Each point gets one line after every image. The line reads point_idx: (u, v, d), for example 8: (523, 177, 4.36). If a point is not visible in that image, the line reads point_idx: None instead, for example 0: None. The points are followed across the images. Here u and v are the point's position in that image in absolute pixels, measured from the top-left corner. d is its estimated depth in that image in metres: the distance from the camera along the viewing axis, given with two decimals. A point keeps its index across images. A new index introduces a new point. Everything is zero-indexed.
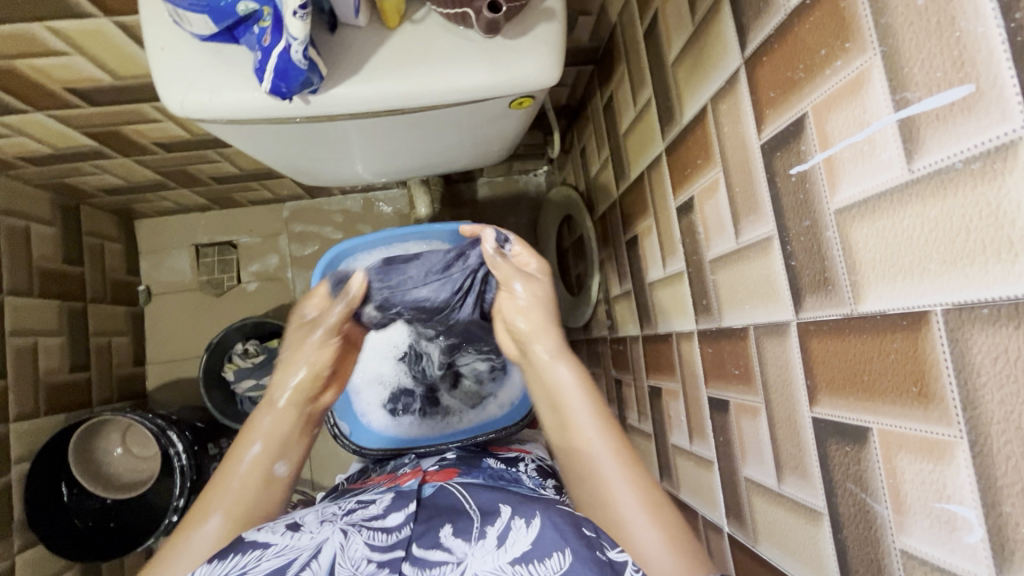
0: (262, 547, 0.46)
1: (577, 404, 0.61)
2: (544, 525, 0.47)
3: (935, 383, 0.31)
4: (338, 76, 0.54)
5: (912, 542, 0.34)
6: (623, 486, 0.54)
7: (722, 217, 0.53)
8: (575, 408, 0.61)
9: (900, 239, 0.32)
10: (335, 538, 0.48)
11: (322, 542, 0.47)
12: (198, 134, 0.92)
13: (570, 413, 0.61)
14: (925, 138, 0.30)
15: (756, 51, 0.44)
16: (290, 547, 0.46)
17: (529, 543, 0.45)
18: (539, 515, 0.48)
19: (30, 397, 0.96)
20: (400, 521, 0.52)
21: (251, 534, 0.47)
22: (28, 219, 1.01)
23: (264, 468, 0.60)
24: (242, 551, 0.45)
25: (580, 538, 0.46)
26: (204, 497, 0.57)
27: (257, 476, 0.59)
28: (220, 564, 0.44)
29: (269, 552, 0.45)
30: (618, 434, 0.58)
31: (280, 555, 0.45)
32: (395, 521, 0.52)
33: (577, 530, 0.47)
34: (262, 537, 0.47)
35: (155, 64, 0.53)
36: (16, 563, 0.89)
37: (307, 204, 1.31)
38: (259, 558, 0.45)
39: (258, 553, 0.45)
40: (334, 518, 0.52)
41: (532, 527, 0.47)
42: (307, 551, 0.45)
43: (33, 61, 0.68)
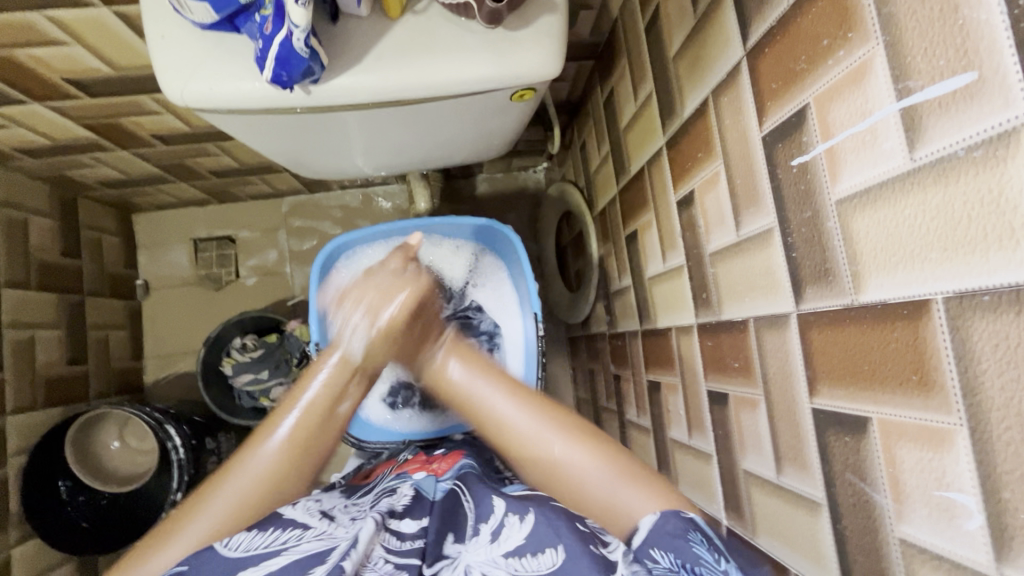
0: (301, 527, 0.47)
1: (483, 392, 0.58)
2: (538, 520, 0.46)
3: (935, 372, 0.31)
4: (339, 67, 0.54)
5: (911, 530, 0.34)
6: (553, 437, 0.54)
7: (723, 209, 0.53)
8: (481, 399, 0.58)
9: (901, 228, 0.33)
10: (366, 527, 0.46)
11: (357, 532, 0.46)
12: (197, 126, 0.91)
13: (483, 405, 0.57)
14: (927, 126, 0.30)
15: (758, 43, 0.45)
16: (329, 533, 0.46)
17: (523, 537, 0.45)
18: (534, 510, 0.47)
19: (27, 390, 0.96)
20: (415, 530, 0.49)
21: (287, 512, 0.48)
22: (26, 212, 1.01)
23: (326, 403, 0.56)
24: (281, 527, 0.46)
25: (575, 532, 0.45)
26: (233, 458, 0.53)
27: (317, 411, 0.56)
28: (260, 534, 0.46)
29: (307, 534, 0.46)
30: (519, 385, 0.59)
31: (319, 539, 0.45)
32: (412, 526, 0.49)
33: (572, 525, 0.45)
34: (298, 517, 0.48)
35: (156, 53, 0.53)
36: (12, 556, 0.88)
37: (306, 198, 1.31)
38: (299, 537, 0.45)
39: (298, 533, 0.46)
40: (362, 512, 0.52)
41: (527, 522, 0.46)
42: (343, 541, 0.45)
43: (33, 51, 0.68)
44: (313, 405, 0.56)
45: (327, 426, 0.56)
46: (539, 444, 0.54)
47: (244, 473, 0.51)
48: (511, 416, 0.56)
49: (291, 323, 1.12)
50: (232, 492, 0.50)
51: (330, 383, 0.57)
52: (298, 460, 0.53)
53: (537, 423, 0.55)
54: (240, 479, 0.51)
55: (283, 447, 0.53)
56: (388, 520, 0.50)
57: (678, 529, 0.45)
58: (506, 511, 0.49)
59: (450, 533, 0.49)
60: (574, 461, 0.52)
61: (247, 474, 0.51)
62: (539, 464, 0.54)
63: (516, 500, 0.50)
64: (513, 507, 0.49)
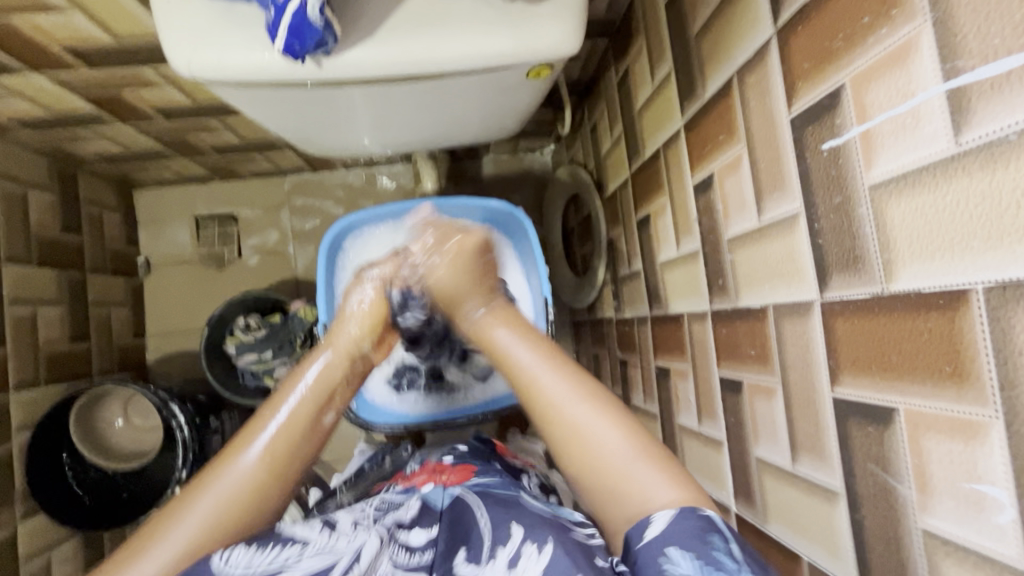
0: (301, 543, 0.48)
1: (516, 348, 0.57)
2: (556, 551, 0.44)
3: (971, 362, 0.30)
4: (353, 39, 0.52)
5: (936, 521, 0.34)
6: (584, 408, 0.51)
7: (744, 194, 0.52)
8: (517, 356, 0.57)
9: (941, 215, 0.32)
10: (372, 541, 0.48)
11: (360, 547, 0.47)
12: (200, 100, 0.89)
13: (513, 360, 0.57)
14: (976, 110, 0.29)
15: (790, 21, 0.43)
16: (329, 547, 0.47)
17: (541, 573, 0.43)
18: (551, 541, 0.45)
19: (29, 366, 0.95)
20: (424, 542, 0.51)
21: (287, 529, 0.49)
22: (25, 185, 0.99)
23: (309, 413, 0.56)
24: (281, 543, 0.47)
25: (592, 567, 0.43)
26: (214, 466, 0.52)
27: (300, 421, 0.55)
28: (260, 552, 0.46)
29: (308, 550, 0.47)
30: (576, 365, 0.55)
31: (319, 555, 0.47)
32: (419, 540, 0.52)
33: (590, 558, 0.44)
34: (298, 532, 0.49)
35: (161, 21, 0.51)
36: (18, 531, 0.88)
37: (308, 177, 1.29)
38: (299, 554, 0.46)
39: (298, 548, 0.47)
40: (367, 521, 0.53)
41: (544, 553, 0.44)
42: (345, 555, 0.46)
43: (32, 17, 0.65)
44: (297, 413, 0.55)
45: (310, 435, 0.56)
46: (558, 404, 0.52)
47: (226, 477, 0.51)
48: (540, 374, 0.54)
49: (295, 303, 1.11)
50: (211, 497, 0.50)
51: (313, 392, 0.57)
52: (276, 471, 0.52)
53: (564, 385, 0.53)
54: (221, 483, 0.51)
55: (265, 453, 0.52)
56: (396, 533, 0.52)
57: (703, 527, 0.40)
58: (523, 539, 0.47)
59: (462, 548, 0.49)
60: (589, 422, 0.50)
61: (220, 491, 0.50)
62: (567, 433, 0.50)
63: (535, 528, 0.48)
64: (532, 535, 0.47)
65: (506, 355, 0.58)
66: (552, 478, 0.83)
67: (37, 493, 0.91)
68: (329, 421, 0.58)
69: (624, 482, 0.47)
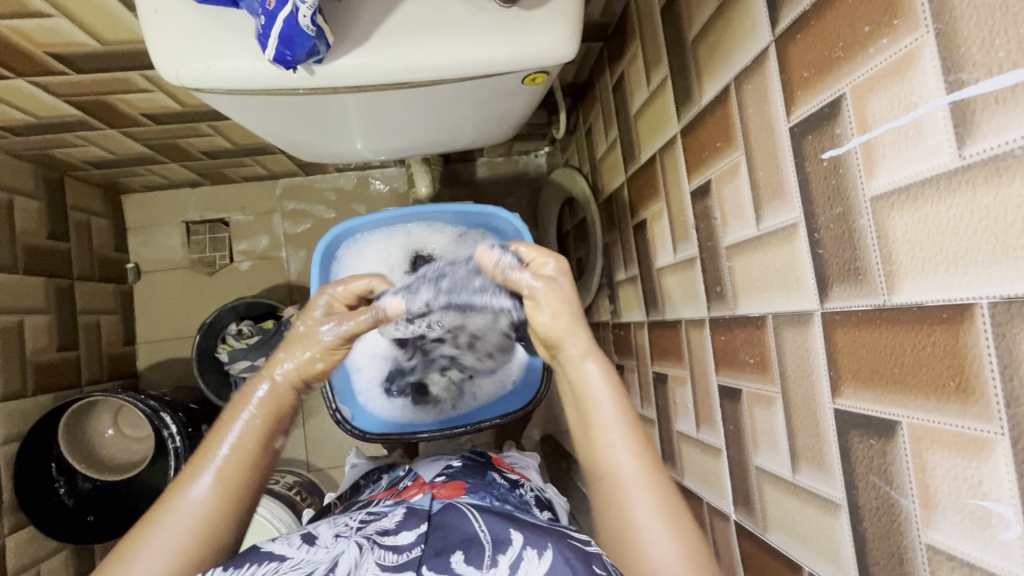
0: (278, 560, 0.47)
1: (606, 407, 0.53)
2: (556, 556, 0.45)
3: (976, 379, 0.30)
4: (345, 45, 0.51)
5: (939, 536, 0.34)
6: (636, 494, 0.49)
7: (742, 201, 0.51)
8: (600, 407, 0.53)
9: (945, 228, 0.31)
10: (350, 552, 0.48)
11: (338, 557, 0.47)
12: (189, 105, 0.88)
13: (597, 419, 0.53)
14: (980, 123, 0.29)
15: (788, 29, 0.43)
16: (307, 560, 0.47)
17: None
18: (551, 547, 0.46)
19: (17, 376, 0.94)
20: (412, 541, 0.51)
21: (266, 546, 0.49)
22: (11, 192, 0.97)
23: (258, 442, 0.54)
24: (258, 561, 0.46)
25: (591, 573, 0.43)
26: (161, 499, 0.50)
27: (247, 446, 0.53)
28: (237, 572, 0.45)
29: (285, 565, 0.46)
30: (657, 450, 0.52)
31: (296, 568, 0.46)
32: (406, 540, 0.51)
33: (587, 566, 0.44)
34: (277, 549, 0.48)
35: (148, 28, 0.50)
36: (6, 545, 0.87)
37: (300, 181, 1.27)
38: (276, 569, 0.45)
39: (275, 564, 0.46)
40: (348, 532, 0.53)
41: (544, 558, 0.45)
42: (322, 565, 0.46)
43: (15, 22, 0.64)
44: (256, 432, 0.54)
45: (261, 458, 0.53)
46: (610, 446, 0.52)
47: (168, 527, 0.48)
48: (616, 454, 0.51)
49: (289, 309, 1.10)
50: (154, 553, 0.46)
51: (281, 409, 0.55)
52: (229, 503, 0.50)
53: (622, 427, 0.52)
54: (175, 520, 0.48)
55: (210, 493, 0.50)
56: (381, 539, 0.51)
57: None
58: (523, 544, 0.48)
59: (459, 551, 0.48)
60: (629, 474, 0.50)
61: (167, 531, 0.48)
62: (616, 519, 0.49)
63: (536, 535, 0.48)
64: (533, 543, 0.47)
65: (590, 411, 0.54)
66: (547, 491, 0.82)
67: (24, 506, 0.89)
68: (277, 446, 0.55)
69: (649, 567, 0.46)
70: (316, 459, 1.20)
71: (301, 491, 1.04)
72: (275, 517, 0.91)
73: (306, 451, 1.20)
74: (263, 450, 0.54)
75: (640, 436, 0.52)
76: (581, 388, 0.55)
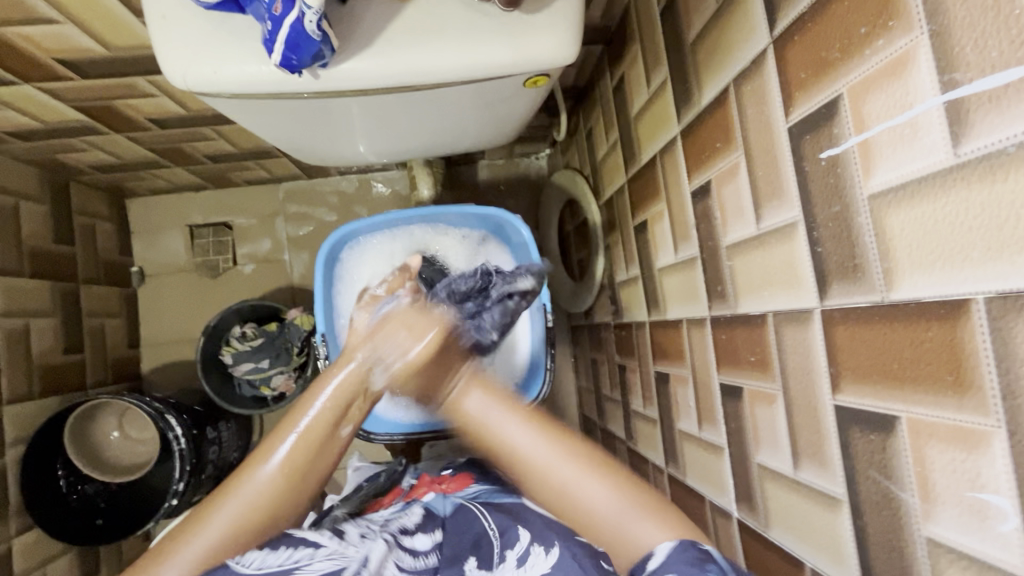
0: (313, 546, 0.51)
1: (497, 415, 0.58)
2: (563, 552, 0.49)
3: (973, 373, 0.31)
4: (349, 50, 0.52)
5: (939, 529, 0.34)
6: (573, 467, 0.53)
7: (742, 201, 0.52)
8: (501, 430, 0.57)
9: (941, 224, 0.32)
10: (378, 549, 0.51)
11: (368, 553, 0.50)
12: (193, 109, 0.88)
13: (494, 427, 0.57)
14: (974, 121, 0.29)
15: (786, 31, 0.43)
16: (339, 552, 0.50)
17: (549, 566, 0.48)
18: (558, 545, 0.50)
19: (23, 379, 0.94)
20: (429, 547, 0.55)
21: (299, 532, 0.53)
22: (17, 196, 0.98)
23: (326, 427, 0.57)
24: (293, 546, 0.51)
25: (588, 551, 0.49)
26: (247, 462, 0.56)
27: (317, 431, 0.57)
28: (273, 553, 0.50)
29: (320, 554, 0.50)
30: (555, 423, 0.57)
31: (330, 558, 0.50)
32: (423, 545, 0.55)
33: (595, 563, 0.48)
34: (311, 537, 0.52)
35: (156, 33, 0.51)
36: (13, 546, 0.87)
37: (302, 184, 1.28)
38: (311, 556, 0.50)
39: (310, 551, 0.50)
40: (372, 530, 0.55)
41: (551, 553, 0.49)
42: (354, 561, 0.49)
43: (23, 29, 0.65)
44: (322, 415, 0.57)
45: (327, 446, 0.57)
46: (526, 456, 0.55)
47: (239, 498, 0.53)
48: (527, 443, 0.55)
49: (291, 312, 1.11)
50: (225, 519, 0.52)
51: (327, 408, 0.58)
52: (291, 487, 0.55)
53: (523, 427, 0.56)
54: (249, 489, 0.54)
55: (276, 475, 0.54)
56: (401, 538, 0.55)
57: (697, 556, 0.43)
58: (531, 540, 0.52)
59: (473, 559, 0.53)
60: (548, 461, 0.54)
61: (242, 500, 0.53)
62: (557, 492, 0.53)
63: (541, 531, 0.53)
64: (538, 537, 0.52)
65: (491, 441, 0.57)
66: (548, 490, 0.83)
67: (32, 509, 0.90)
68: (346, 433, 0.59)
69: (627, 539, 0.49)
70: None
71: None
72: None
73: None
74: (330, 438, 0.58)
75: (522, 408, 0.58)
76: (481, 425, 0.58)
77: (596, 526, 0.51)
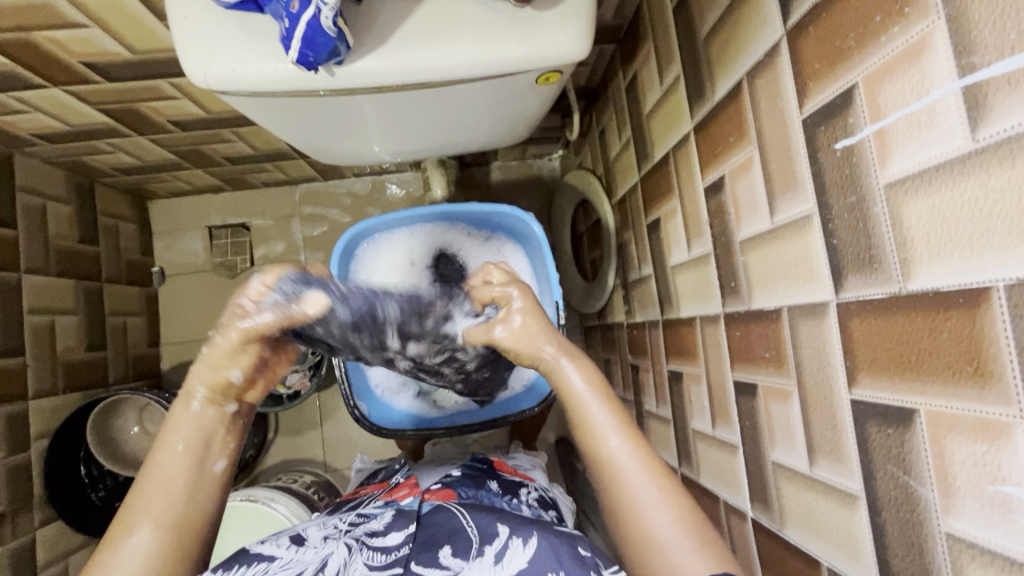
0: (267, 561, 0.50)
1: (593, 405, 0.50)
2: (540, 545, 0.49)
3: (993, 362, 0.30)
4: (364, 47, 0.53)
5: (959, 524, 0.33)
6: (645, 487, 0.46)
7: (756, 195, 0.51)
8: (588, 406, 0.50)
9: (958, 212, 0.32)
10: (340, 553, 0.51)
11: (327, 557, 0.50)
12: (213, 110, 0.90)
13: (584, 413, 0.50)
14: (993, 106, 0.29)
15: (800, 23, 0.43)
16: (296, 560, 0.50)
17: (526, 562, 0.48)
18: (536, 535, 0.50)
19: (48, 374, 0.97)
20: (400, 541, 0.52)
21: (255, 548, 0.52)
22: (44, 197, 1.01)
23: (190, 465, 0.49)
24: (247, 563, 0.50)
25: (574, 557, 0.48)
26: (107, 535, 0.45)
27: (181, 475, 0.48)
28: (225, 574, 0.48)
29: (274, 565, 0.49)
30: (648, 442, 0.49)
31: (286, 568, 0.49)
32: (395, 540, 0.53)
33: (572, 552, 0.48)
34: (267, 550, 0.52)
35: (179, 34, 0.52)
36: (35, 538, 0.90)
37: (318, 186, 1.30)
38: (265, 569, 0.49)
39: (264, 565, 0.50)
40: (337, 534, 0.55)
41: (529, 546, 0.49)
42: (312, 565, 0.49)
43: (52, 33, 0.67)
44: (181, 464, 0.48)
45: (196, 493, 0.48)
46: (601, 434, 0.49)
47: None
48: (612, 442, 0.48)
49: None
50: None
51: (193, 437, 0.50)
52: (174, 540, 0.46)
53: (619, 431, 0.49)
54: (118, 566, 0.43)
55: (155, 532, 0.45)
56: (370, 539, 0.53)
57: None
58: (509, 534, 0.51)
59: (447, 546, 0.51)
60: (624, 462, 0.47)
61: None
62: (624, 512, 0.46)
63: (520, 525, 0.52)
64: (518, 532, 0.51)
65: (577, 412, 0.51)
66: (552, 490, 0.83)
67: (55, 502, 0.93)
68: (220, 469, 0.50)
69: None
70: (334, 459, 1.22)
71: (318, 490, 1.06)
72: (292, 512, 0.92)
73: (324, 451, 1.22)
74: (197, 482, 0.49)
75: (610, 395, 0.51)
76: (570, 400, 0.51)
77: (639, 538, 0.45)
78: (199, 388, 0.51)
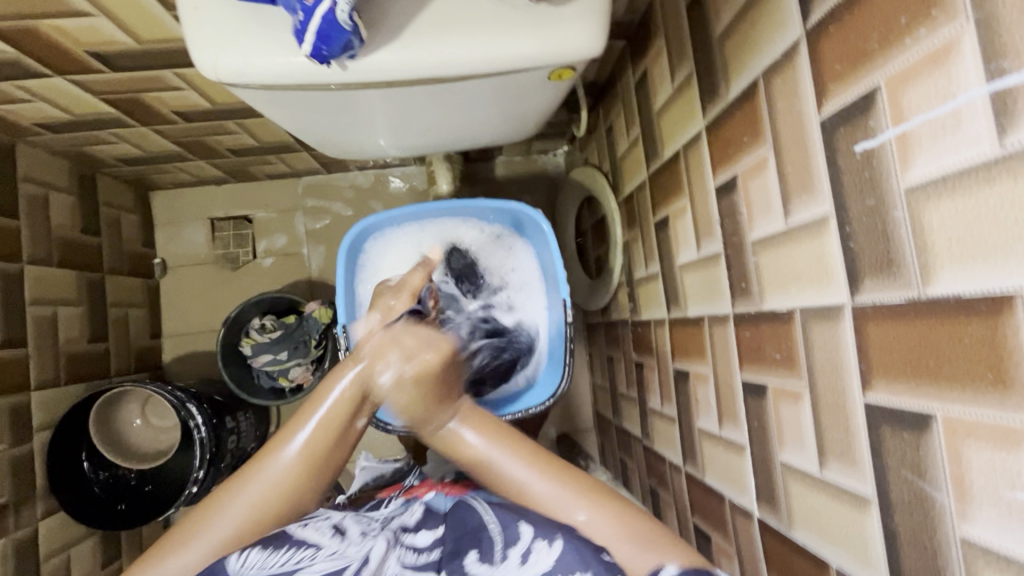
0: (314, 547, 0.52)
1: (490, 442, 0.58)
2: (567, 546, 0.49)
3: (1015, 369, 0.30)
4: (377, 41, 0.52)
5: (976, 530, 0.33)
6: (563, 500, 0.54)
7: (770, 196, 0.51)
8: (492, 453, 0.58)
9: (982, 217, 0.31)
10: (379, 547, 0.53)
11: (369, 552, 0.52)
12: (218, 102, 0.90)
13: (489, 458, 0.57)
14: (1022, 111, 0.29)
15: (820, 23, 0.43)
16: (340, 553, 0.53)
17: (550, 565, 0.49)
18: (562, 538, 0.50)
19: (50, 365, 0.96)
20: (429, 544, 0.56)
21: (298, 531, 0.54)
22: (47, 187, 1.00)
23: (343, 420, 0.57)
24: (295, 546, 0.52)
25: (599, 562, 0.47)
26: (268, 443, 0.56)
27: (333, 426, 0.56)
28: (276, 553, 0.51)
29: (321, 554, 0.52)
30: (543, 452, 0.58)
31: (332, 559, 0.52)
32: (424, 543, 0.57)
33: (599, 556, 0.48)
34: (310, 535, 0.53)
35: (188, 25, 0.52)
36: (39, 529, 0.90)
37: (321, 179, 1.29)
38: (313, 556, 0.52)
39: (312, 551, 0.52)
40: (373, 530, 0.58)
41: (554, 547, 0.50)
42: (356, 560, 0.52)
43: (57, 22, 0.66)
44: (337, 412, 0.57)
45: (342, 443, 0.57)
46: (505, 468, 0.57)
47: (259, 481, 0.54)
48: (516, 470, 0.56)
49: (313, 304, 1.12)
50: (244, 501, 0.53)
51: (358, 387, 0.58)
52: (309, 479, 0.55)
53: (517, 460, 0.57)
54: (262, 482, 0.54)
55: (295, 466, 0.54)
56: (401, 537, 0.57)
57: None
58: (533, 536, 0.52)
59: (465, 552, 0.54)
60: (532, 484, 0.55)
61: (261, 483, 0.53)
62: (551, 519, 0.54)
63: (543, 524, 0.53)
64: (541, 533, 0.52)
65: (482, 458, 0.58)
66: None
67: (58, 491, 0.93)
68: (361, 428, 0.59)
69: (614, 547, 0.50)
70: None
71: None
72: None
73: None
74: (345, 435, 0.57)
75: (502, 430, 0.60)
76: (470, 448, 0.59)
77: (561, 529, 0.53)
78: (372, 351, 0.60)
